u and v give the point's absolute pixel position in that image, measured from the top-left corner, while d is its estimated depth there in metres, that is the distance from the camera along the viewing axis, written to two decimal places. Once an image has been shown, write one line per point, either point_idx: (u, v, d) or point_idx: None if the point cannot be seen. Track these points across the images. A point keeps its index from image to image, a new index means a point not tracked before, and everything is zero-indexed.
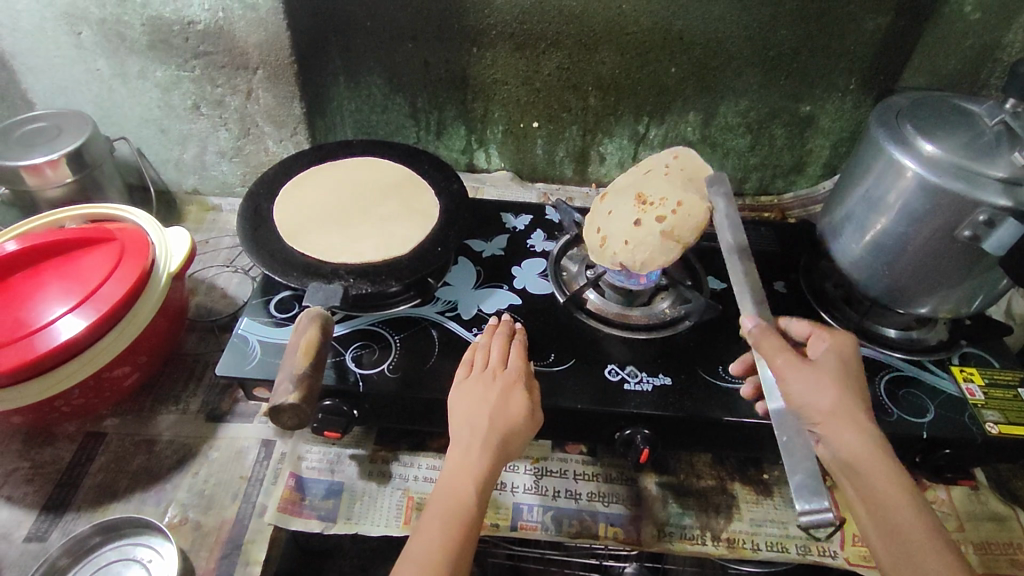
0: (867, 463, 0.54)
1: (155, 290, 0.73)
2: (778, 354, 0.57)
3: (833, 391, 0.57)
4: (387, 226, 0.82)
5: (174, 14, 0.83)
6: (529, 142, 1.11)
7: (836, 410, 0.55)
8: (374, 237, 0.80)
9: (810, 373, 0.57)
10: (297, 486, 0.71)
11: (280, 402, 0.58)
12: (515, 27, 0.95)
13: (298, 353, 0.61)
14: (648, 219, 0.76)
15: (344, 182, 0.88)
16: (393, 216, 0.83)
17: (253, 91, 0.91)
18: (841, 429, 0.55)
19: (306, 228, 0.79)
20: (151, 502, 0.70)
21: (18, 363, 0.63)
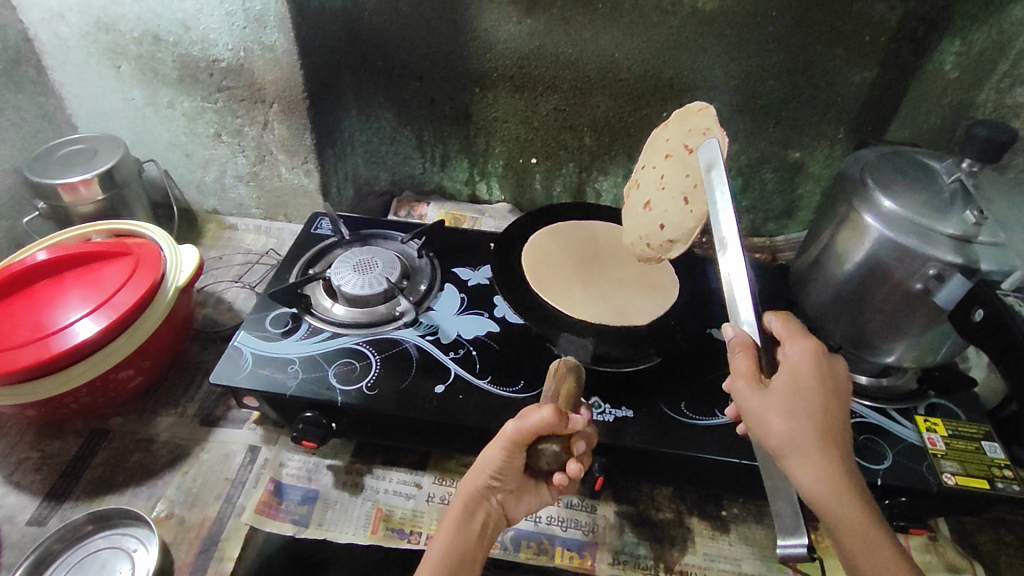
0: (832, 492, 0.55)
1: (161, 302, 0.80)
2: (739, 381, 0.58)
3: (794, 423, 0.56)
4: (659, 295, 0.85)
5: (201, 52, 0.92)
6: (528, 177, 1.16)
7: (797, 439, 0.56)
8: (612, 302, 0.83)
9: (766, 404, 0.57)
10: (276, 490, 0.77)
11: (547, 447, 0.62)
12: (514, 70, 1.02)
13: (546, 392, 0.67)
14: (656, 212, 0.86)
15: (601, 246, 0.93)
16: (629, 283, 0.87)
17: (268, 123, 0.99)
18: (799, 463, 0.56)
19: (563, 288, 0.84)
20: (142, 496, 0.76)
21: (33, 361, 0.70)
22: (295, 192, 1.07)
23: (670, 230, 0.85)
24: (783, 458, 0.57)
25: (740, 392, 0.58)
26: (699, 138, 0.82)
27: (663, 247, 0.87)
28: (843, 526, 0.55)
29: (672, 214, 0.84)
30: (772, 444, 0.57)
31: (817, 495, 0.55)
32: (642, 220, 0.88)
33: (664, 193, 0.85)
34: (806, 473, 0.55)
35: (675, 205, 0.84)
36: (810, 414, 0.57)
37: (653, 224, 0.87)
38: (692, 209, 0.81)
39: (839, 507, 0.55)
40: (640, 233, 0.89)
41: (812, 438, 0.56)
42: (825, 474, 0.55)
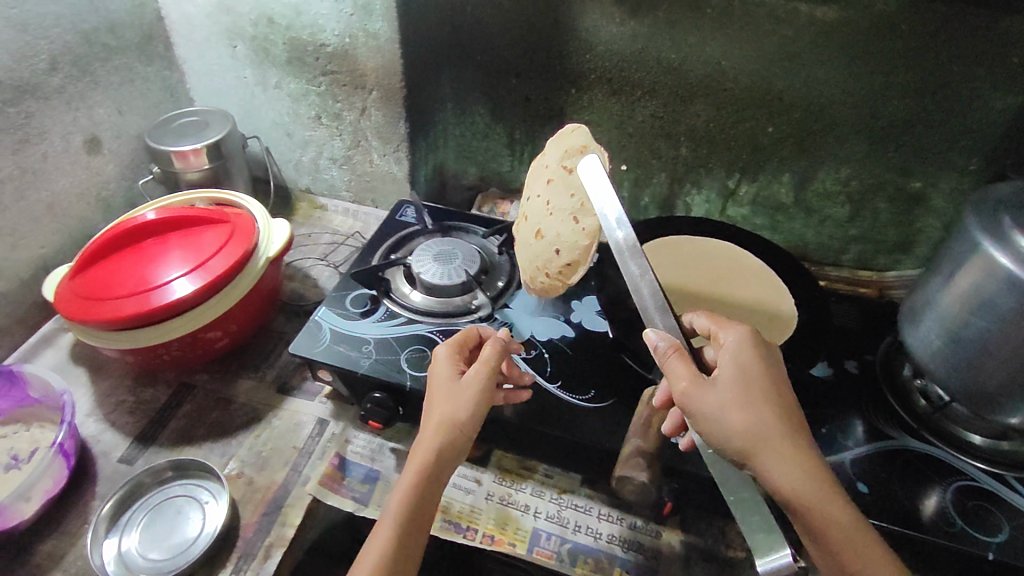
0: (800, 480, 0.55)
1: (253, 269, 0.83)
2: (683, 379, 0.58)
3: (744, 411, 0.57)
4: (780, 326, 0.79)
5: (311, 36, 0.95)
6: (617, 184, 1.13)
7: (750, 427, 0.56)
8: None
9: (717, 397, 0.58)
10: (339, 465, 0.77)
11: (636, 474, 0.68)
12: (613, 73, 0.99)
13: (489, 355, 0.67)
14: (546, 240, 0.77)
15: (725, 267, 0.88)
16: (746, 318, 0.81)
17: (366, 109, 1.01)
18: (766, 456, 0.56)
19: None
20: (217, 452, 0.79)
21: (132, 313, 0.74)
22: (385, 179, 1.09)
23: (567, 254, 0.74)
24: (751, 456, 0.56)
25: (685, 391, 0.58)
26: (576, 154, 0.75)
27: (562, 274, 0.76)
28: (822, 515, 0.54)
29: (566, 234, 0.74)
30: (737, 442, 0.56)
31: (789, 488, 0.55)
32: (540, 250, 0.79)
33: (553, 218, 0.76)
34: (774, 466, 0.55)
35: (563, 228, 0.75)
36: (760, 402, 0.58)
37: (547, 252, 0.77)
38: (585, 226, 0.71)
39: (814, 496, 0.55)
40: (535, 262, 0.80)
41: (768, 426, 0.57)
42: (790, 459, 0.56)
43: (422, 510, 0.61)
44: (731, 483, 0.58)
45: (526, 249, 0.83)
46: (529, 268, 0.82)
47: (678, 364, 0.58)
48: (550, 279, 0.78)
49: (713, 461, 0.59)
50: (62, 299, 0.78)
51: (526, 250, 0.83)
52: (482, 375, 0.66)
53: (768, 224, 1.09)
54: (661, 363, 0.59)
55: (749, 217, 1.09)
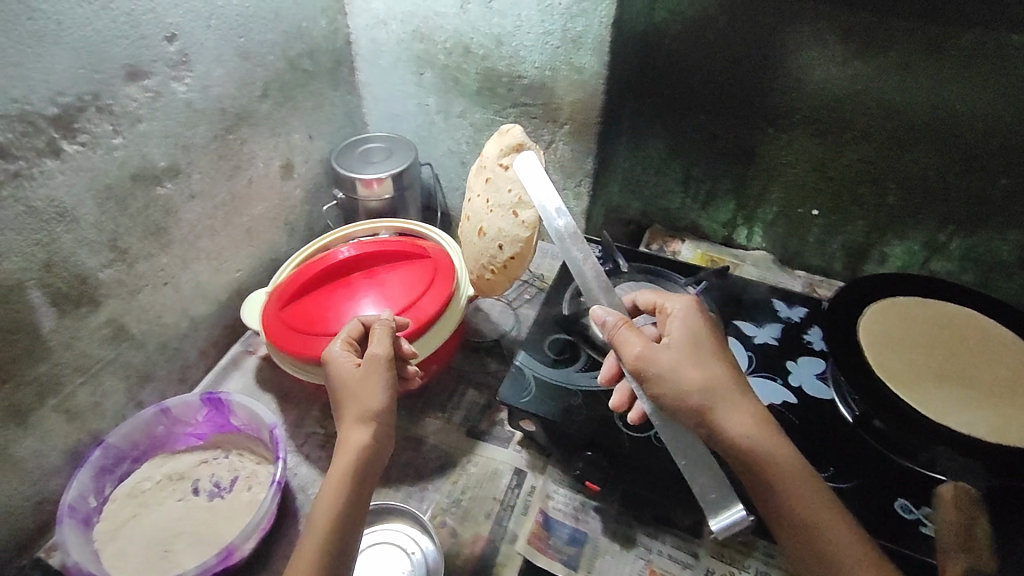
0: (775, 447, 0.58)
1: (455, 310, 0.81)
2: (624, 328, 0.62)
3: (698, 369, 0.61)
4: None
5: (507, 68, 0.93)
6: (802, 229, 1.06)
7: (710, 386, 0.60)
8: (986, 411, 0.68)
9: (667, 353, 0.62)
10: (545, 523, 0.73)
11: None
12: (821, 114, 0.93)
13: (384, 337, 0.67)
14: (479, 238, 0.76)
15: (965, 334, 0.78)
16: (1004, 392, 0.70)
17: (553, 142, 0.98)
18: (720, 413, 0.59)
19: (909, 379, 0.72)
20: (415, 497, 0.77)
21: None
22: None
23: (510, 248, 0.72)
24: (712, 413, 0.59)
25: (638, 347, 0.61)
26: (512, 153, 0.74)
27: (502, 269, 0.74)
28: (790, 485, 0.57)
29: (505, 226, 0.72)
30: (671, 400, 0.60)
31: (774, 458, 0.57)
32: (480, 249, 0.76)
33: (489, 213, 0.74)
34: (736, 423, 0.58)
35: (495, 224, 0.74)
36: (727, 375, 0.62)
37: (490, 250, 0.75)
38: (524, 218, 0.71)
39: (787, 465, 0.57)
40: (482, 260, 0.76)
41: (723, 385, 0.61)
42: (755, 424, 0.59)
43: (369, 483, 0.58)
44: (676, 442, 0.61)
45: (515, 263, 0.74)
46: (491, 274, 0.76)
47: (631, 330, 0.62)
48: (494, 275, 0.76)
49: (662, 422, 0.62)
50: (270, 325, 0.78)
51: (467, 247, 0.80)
52: (386, 361, 0.64)
53: (980, 283, 0.98)
54: (613, 335, 0.63)
55: (956, 273, 0.99)
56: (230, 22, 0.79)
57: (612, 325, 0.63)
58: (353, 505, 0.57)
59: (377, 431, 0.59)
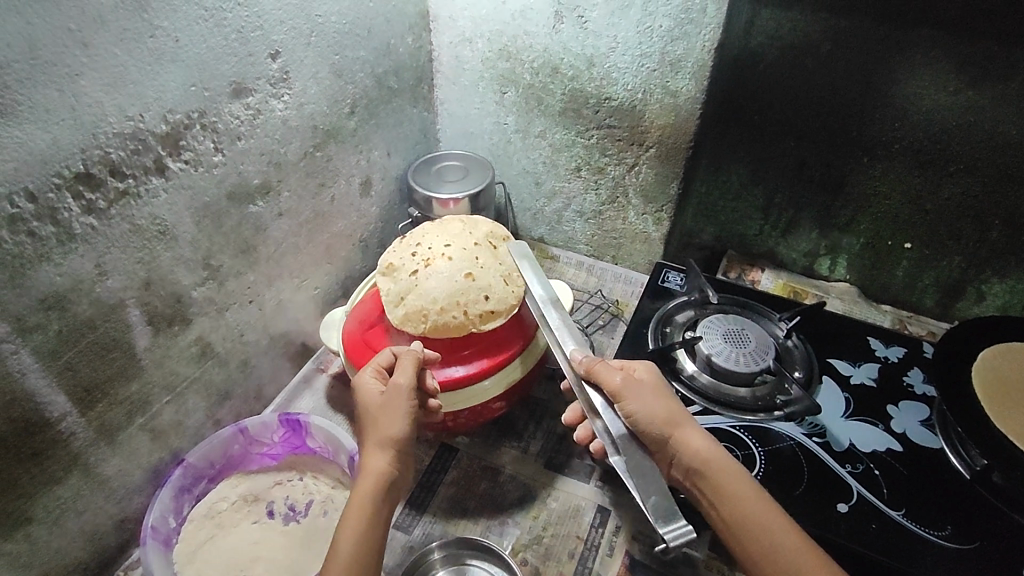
0: (715, 453, 0.62)
1: (541, 340, 0.79)
2: (598, 365, 0.65)
3: (667, 400, 0.65)
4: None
5: (596, 90, 0.92)
6: (890, 262, 1.01)
7: (672, 414, 0.63)
8: None
9: (647, 388, 0.65)
10: (632, 567, 0.70)
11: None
12: (925, 145, 0.89)
13: (409, 368, 0.66)
14: (475, 286, 0.72)
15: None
16: None
17: (637, 165, 0.96)
18: (684, 431, 0.63)
19: None
20: (495, 531, 0.74)
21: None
22: (635, 237, 1.03)
23: (495, 303, 0.72)
24: (672, 434, 0.62)
25: (614, 380, 0.64)
26: (500, 240, 0.79)
27: (477, 317, 0.71)
28: (737, 496, 0.59)
29: (497, 287, 0.73)
30: (643, 418, 0.62)
31: (699, 463, 0.61)
32: (450, 284, 0.71)
33: (481, 267, 0.74)
34: (639, 411, 0.63)
35: (499, 285, 0.73)
36: (663, 394, 0.65)
37: (478, 295, 0.71)
38: (519, 289, 0.73)
39: (721, 465, 0.61)
40: (464, 304, 0.71)
41: (681, 412, 0.64)
42: (713, 447, 0.62)
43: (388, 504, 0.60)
44: (643, 467, 0.61)
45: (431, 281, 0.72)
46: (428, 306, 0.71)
47: (599, 361, 0.66)
48: (460, 314, 0.71)
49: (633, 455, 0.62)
50: (350, 347, 0.77)
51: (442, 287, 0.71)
52: (408, 393, 0.65)
53: None
54: (590, 367, 0.65)
55: None
56: (328, 38, 0.78)
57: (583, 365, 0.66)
58: (372, 535, 0.58)
59: (392, 458, 0.62)
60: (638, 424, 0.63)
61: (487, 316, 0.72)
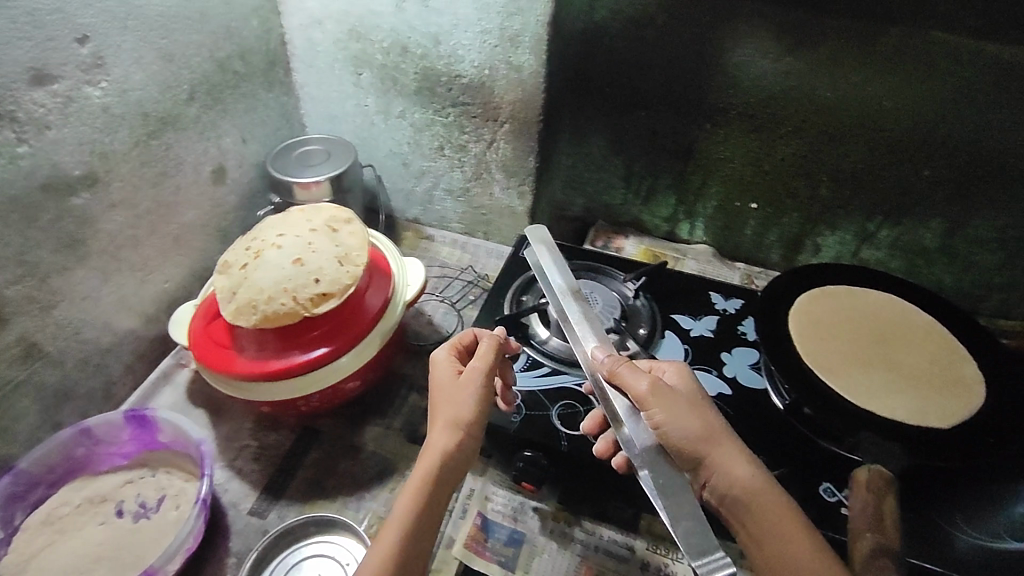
0: (767, 485, 0.57)
1: (391, 317, 0.79)
2: (616, 366, 0.62)
3: (700, 414, 0.60)
4: (968, 392, 0.71)
5: (446, 67, 0.92)
6: (740, 222, 1.08)
7: (707, 433, 0.58)
8: (905, 395, 0.71)
9: (682, 400, 0.61)
10: (483, 525, 0.74)
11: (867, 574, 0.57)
12: (757, 110, 0.94)
13: (488, 354, 0.66)
14: (305, 271, 0.71)
15: (889, 321, 0.80)
16: (923, 375, 0.73)
17: (494, 141, 0.97)
18: (723, 450, 0.58)
19: (836, 366, 0.74)
20: (352, 506, 0.75)
21: (270, 369, 0.71)
22: (503, 213, 1.04)
23: (326, 283, 0.71)
24: (705, 455, 0.57)
25: (640, 389, 0.60)
26: (341, 223, 0.78)
27: (307, 299, 0.70)
28: (772, 524, 0.55)
29: (329, 269, 0.72)
30: (687, 440, 0.58)
31: (732, 491, 0.56)
32: (276, 273, 0.71)
33: (313, 252, 0.73)
34: (677, 421, 0.58)
35: (330, 266, 0.72)
36: (697, 405, 0.61)
37: (306, 279, 0.71)
38: (353, 270, 0.73)
39: (761, 496, 0.56)
40: (293, 290, 0.70)
41: (716, 428, 0.59)
42: (750, 472, 0.57)
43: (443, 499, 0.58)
44: (670, 487, 0.57)
45: (260, 273, 0.72)
46: (255, 298, 0.70)
47: (619, 363, 0.62)
48: (289, 300, 0.70)
49: (653, 466, 0.58)
50: (196, 342, 0.75)
51: (275, 277, 0.71)
52: (482, 378, 0.65)
53: (905, 269, 1.02)
54: (612, 370, 0.62)
55: (884, 261, 1.02)
56: (149, 23, 0.76)
57: (610, 372, 0.63)
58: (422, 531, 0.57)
59: (459, 442, 0.60)
60: (667, 438, 0.58)
61: (318, 297, 0.70)
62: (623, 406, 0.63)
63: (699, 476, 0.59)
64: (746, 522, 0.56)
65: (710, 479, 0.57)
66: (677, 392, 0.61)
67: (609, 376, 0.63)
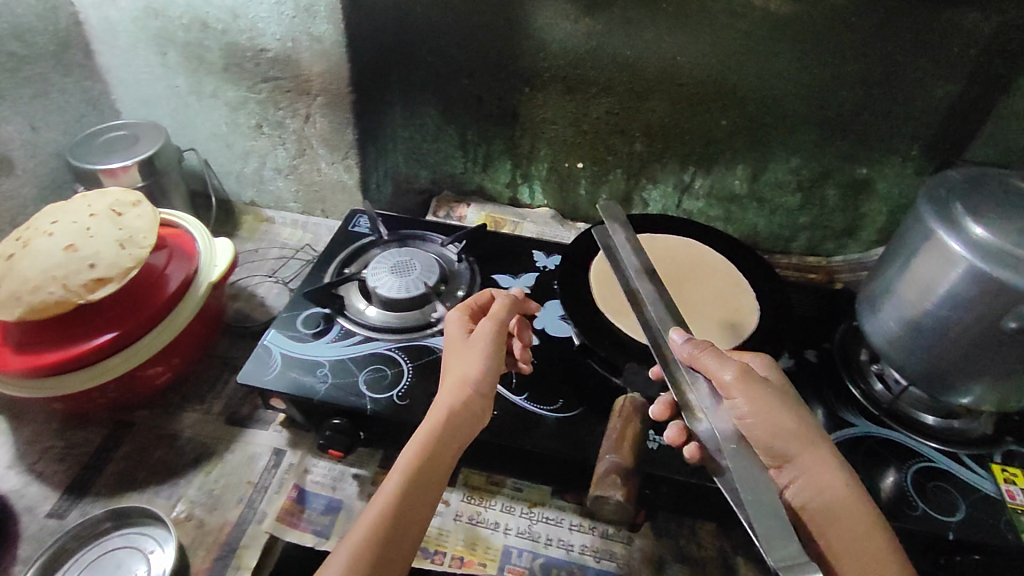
0: (847, 486, 0.57)
1: (192, 298, 0.77)
2: (725, 366, 0.59)
3: (793, 417, 0.59)
4: (742, 320, 0.77)
5: (248, 41, 0.89)
6: (573, 183, 1.11)
7: (798, 434, 0.59)
8: (686, 328, 0.76)
9: (775, 398, 0.59)
10: (298, 498, 0.73)
11: (609, 495, 0.58)
12: (567, 71, 0.97)
13: (500, 311, 0.70)
14: (78, 258, 0.68)
15: (684, 264, 0.85)
16: (704, 309, 0.79)
17: (311, 116, 0.96)
18: (814, 452, 0.58)
19: (627, 307, 0.78)
20: (163, 495, 0.74)
21: (43, 361, 0.67)
22: (334, 187, 1.05)
23: (102, 268, 0.67)
24: (795, 458, 0.59)
25: (726, 378, 0.58)
26: (127, 207, 0.75)
27: (80, 285, 0.66)
28: (849, 529, 0.55)
29: (108, 252, 0.69)
30: (761, 431, 0.58)
31: (822, 496, 0.57)
32: (45, 263, 0.67)
33: (91, 238, 0.70)
34: (760, 414, 0.58)
35: (108, 250, 0.69)
36: (786, 401, 0.60)
37: (79, 266, 0.67)
38: (133, 251, 0.69)
39: (850, 503, 0.56)
40: (63, 277, 0.66)
41: (810, 430, 0.60)
42: (839, 478, 0.58)
43: (442, 467, 0.58)
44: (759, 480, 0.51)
45: (28, 264, 0.67)
46: (21, 289, 0.66)
47: (708, 354, 0.60)
48: (60, 288, 0.66)
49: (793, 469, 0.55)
50: None
51: (44, 267, 0.67)
52: (492, 335, 0.68)
53: (723, 216, 1.09)
54: (691, 357, 0.60)
55: (704, 210, 1.09)
56: None
57: (690, 359, 0.61)
58: (417, 502, 0.56)
59: (461, 399, 0.62)
60: (750, 433, 0.59)
61: (93, 283, 0.67)
62: (701, 396, 0.60)
63: (784, 473, 0.59)
64: (818, 521, 0.57)
65: (794, 483, 0.58)
66: (778, 393, 0.60)
67: (691, 362, 0.61)
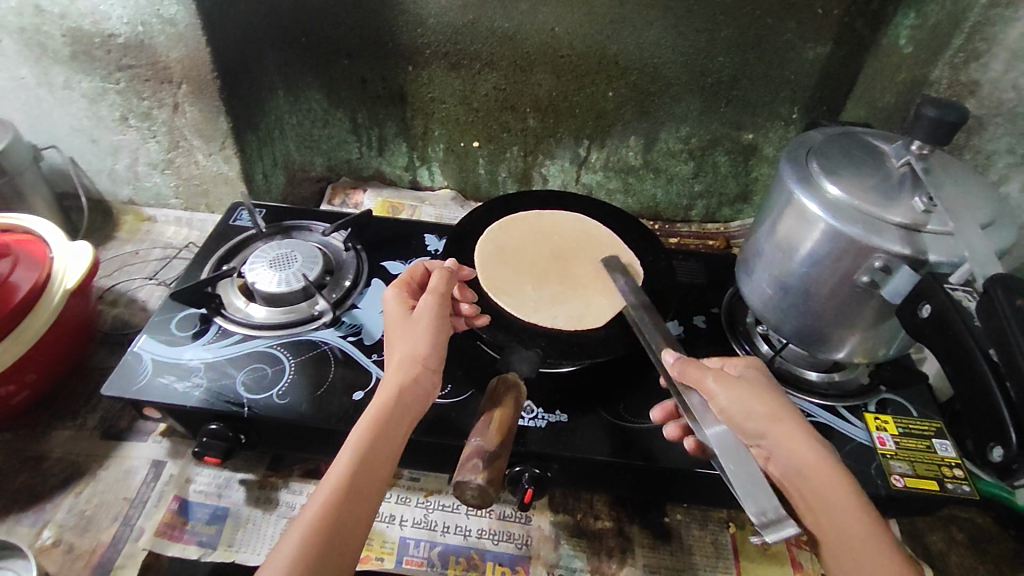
0: (817, 456, 0.54)
1: (45, 308, 0.72)
2: (705, 376, 0.58)
3: (765, 401, 0.57)
4: None
5: (93, 26, 0.82)
6: (471, 162, 1.09)
7: (770, 414, 0.56)
8: (569, 302, 0.75)
9: (738, 386, 0.57)
10: (180, 510, 0.70)
11: (469, 480, 0.56)
12: (448, 47, 0.94)
13: (439, 279, 0.67)
14: None
15: (570, 239, 0.85)
16: (589, 282, 0.78)
17: (179, 105, 0.90)
18: (790, 428, 0.55)
19: (511, 286, 0.77)
20: (25, 522, 0.69)
21: None
22: (215, 179, 1.00)
23: None
24: (768, 436, 0.55)
25: (708, 383, 0.58)
26: None
27: None
28: (836, 498, 0.51)
29: None
30: (741, 415, 0.56)
31: (795, 465, 0.54)
32: None
33: None
34: (740, 402, 0.56)
35: None
36: (760, 389, 0.58)
37: None
38: None
39: (826, 466, 0.53)
40: None
41: (779, 407, 0.57)
42: (814, 449, 0.54)
43: (387, 456, 0.54)
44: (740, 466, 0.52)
45: None
46: None
47: (695, 367, 0.59)
48: None
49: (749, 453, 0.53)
50: None
51: None
52: (434, 310, 0.64)
53: (621, 187, 1.10)
54: (680, 373, 0.59)
55: (602, 182, 1.09)
56: None
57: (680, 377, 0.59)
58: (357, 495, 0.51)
59: (406, 379, 0.59)
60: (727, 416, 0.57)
61: None
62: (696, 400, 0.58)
63: (763, 451, 0.57)
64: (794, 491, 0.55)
65: (773, 457, 0.56)
66: (754, 386, 0.58)
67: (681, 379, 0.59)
